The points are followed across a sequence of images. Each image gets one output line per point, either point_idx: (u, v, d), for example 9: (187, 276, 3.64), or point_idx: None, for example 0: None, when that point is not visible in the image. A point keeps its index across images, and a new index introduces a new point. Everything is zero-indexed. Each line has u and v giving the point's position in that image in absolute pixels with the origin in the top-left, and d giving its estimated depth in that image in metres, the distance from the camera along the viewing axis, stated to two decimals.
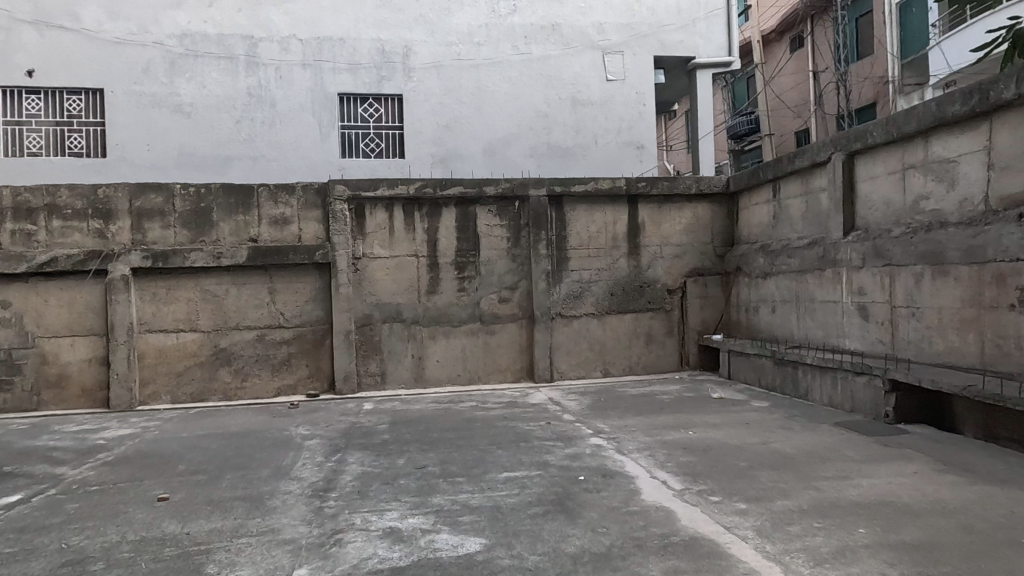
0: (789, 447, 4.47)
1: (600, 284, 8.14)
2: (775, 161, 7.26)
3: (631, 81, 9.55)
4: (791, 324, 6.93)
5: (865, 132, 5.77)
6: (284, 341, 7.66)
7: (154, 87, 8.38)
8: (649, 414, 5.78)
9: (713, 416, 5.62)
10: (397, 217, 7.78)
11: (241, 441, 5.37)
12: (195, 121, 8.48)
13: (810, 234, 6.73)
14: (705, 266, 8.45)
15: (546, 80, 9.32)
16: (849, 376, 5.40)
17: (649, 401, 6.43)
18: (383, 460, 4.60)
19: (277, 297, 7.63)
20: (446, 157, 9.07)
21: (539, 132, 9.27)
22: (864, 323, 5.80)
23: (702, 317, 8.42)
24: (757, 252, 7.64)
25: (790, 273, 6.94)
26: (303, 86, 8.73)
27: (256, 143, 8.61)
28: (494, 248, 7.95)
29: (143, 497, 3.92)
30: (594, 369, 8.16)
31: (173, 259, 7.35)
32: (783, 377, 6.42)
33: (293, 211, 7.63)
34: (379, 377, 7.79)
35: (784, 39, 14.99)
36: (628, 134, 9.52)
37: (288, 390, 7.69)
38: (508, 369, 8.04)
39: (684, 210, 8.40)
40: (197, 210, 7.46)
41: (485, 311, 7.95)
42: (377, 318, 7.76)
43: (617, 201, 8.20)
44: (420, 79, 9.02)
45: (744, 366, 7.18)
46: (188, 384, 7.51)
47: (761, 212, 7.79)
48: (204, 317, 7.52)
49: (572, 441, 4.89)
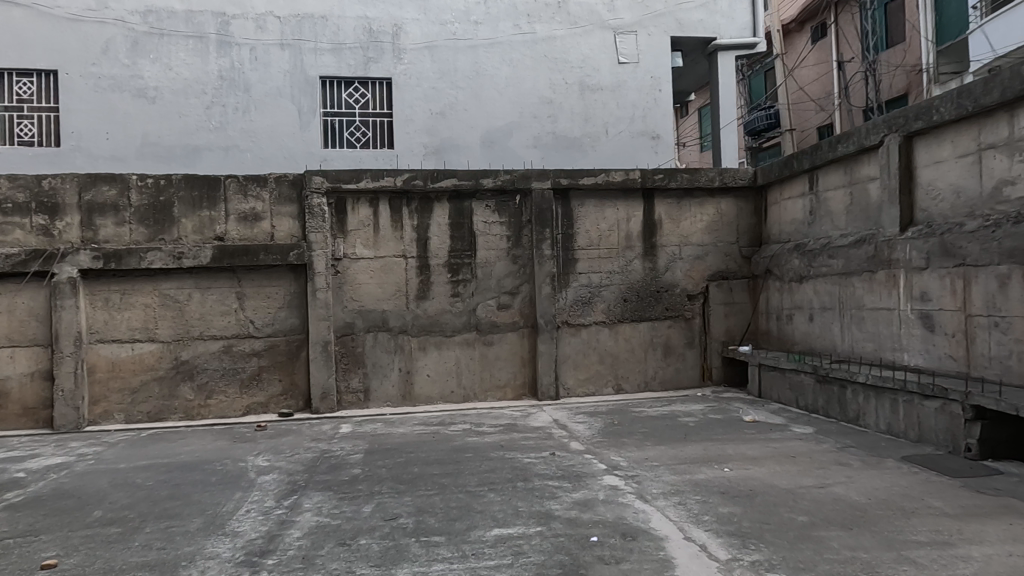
0: (854, 493, 3.54)
1: (612, 289, 7.24)
2: (812, 149, 6.36)
3: (646, 65, 8.65)
4: (834, 336, 6.01)
5: (929, 108, 4.85)
6: (254, 354, 6.77)
7: (114, 69, 7.52)
8: (672, 444, 4.87)
9: (750, 446, 4.69)
10: (383, 213, 6.90)
11: (185, 476, 4.49)
12: (160, 107, 7.62)
13: (857, 231, 5.81)
14: (730, 269, 7.53)
15: (551, 63, 8.43)
16: (916, 400, 4.48)
17: (670, 425, 5.52)
18: (345, 507, 3.69)
19: (246, 303, 6.75)
20: (440, 148, 8.20)
21: (544, 120, 8.38)
22: (928, 336, 4.87)
23: (727, 325, 7.48)
24: (791, 253, 6.71)
25: (832, 276, 6.02)
26: (281, 68, 7.87)
27: (227, 131, 7.74)
28: (493, 248, 7.06)
29: (23, 564, 3.02)
30: (605, 385, 7.24)
31: (128, 259, 6.47)
32: (826, 397, 5.48)
33: (265, 205, 6.76)
34: (362, 394, 6.89)
35: (805, 29, 14.06)
36: (642, 123, 8.62)
37: (259, 408, 6.80)
38: (508, 386, 7.13)
39: (706, 206, 7.48)
40: (155, 204, 6.58)
41: (483, 319, 7.05)
42: (360, 326, 6.87)
43: (631, 195, 7.30)
44: (412, 61, 8.16)
45: (778, 384, 6.25)
46: (145, 402, 6.62)
47: (795, 208, 6.86)
48: (163, 326, 6.64)
49: (581, 481, 3.98)
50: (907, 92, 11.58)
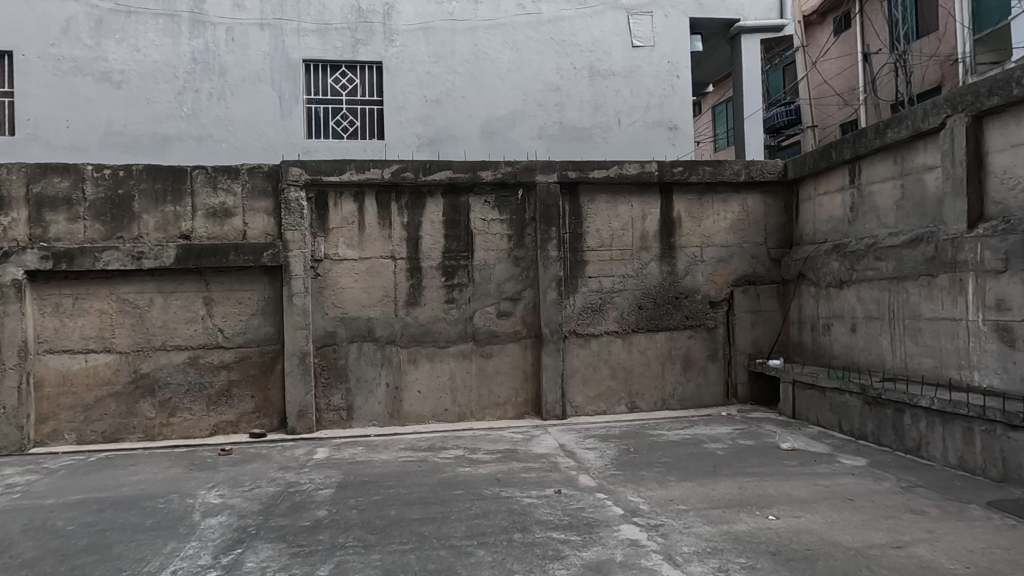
0: (945, 559, 2.75)
1: (626, 295, 6.47)
2: (854, 137, 5.59)
3: (662, 48, 7.90)
4: (883, 349, 5.23)
5: (1008, 81, 4.07)
6: (224, 366, 6.03)
7: (76, 50, 6.82)
8: (700, 479, 4.09)
9: (795, 484, 3.91)
10: (369, 208, 6.16)
11: (116, 519, 3.74)
12: (125, 93, 6.91)
13: (911, 229, 5.02)
14: (758, 273, 6.74)
15: (558, 46, 7.69)
16: (998, 431, 3.70)
17: (695, 454, 4.74)
18: (296, 569, 2.92)
19: (214, 310, 6.02)
20: (435, 138, 7.46)
21: (550, 108, 7.64)
22: (1006, 352, 4.09)
23: (754, 336, 6.68)
24: (828, 255, 5.94)
25: (881, 280, 5.23)
26: (260, 50, 7.17)
27: (200, 120, 7.04)
28: (492, 248, 6.31)
29: None
30: (617, 402, 6.46)
31: (81, 259, 5.74)
32: (878, 422, 4.69)
33: (237, 200, 6.03)
34: (344, 413, 6.13)
35: (827, 20, 13.28)
36: (658, 112, 7.86)
37: (228, 428, 6.04)
38: (508, 404, 6.35)
39: (731, 202, 6.70)
40: (112, 198, 5.85)
41: (480, 329, 6.29)
42: (343, 336, 6.12)
43: (647, 190, 6.53)
44: (405, 43, 7.44)
45: (816, 404, 5.46)
46: (99, 420, 5.87)
47: (833, 204, 6.08)
48: (121, 335, 5.91)
49: (592, 533, 3.21)
50: (940, 84, 10.76)
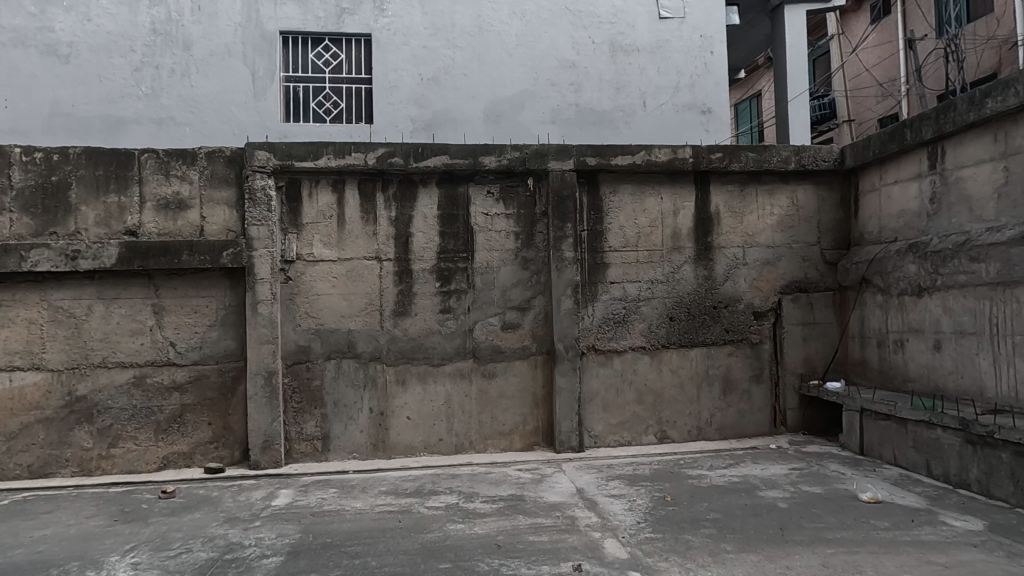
0: None
1: (654, 305, 5.46)
2: (937, 111, 4.57)
3: (694, 21, 6.91)
4: (984, 373, 4.20)
5: None
6: (176, 388, 5.06)
7: (16, 18, 5.99)
8: (767, 551, 3.06)
9: (902, 562, 2.88)
10: (350, 200, 5.18)
11: None
12: (74, 69, 6.08)
13: (1021, 221, 3.99)
14: (810, 279, 5.71)
15: (575, 17, 6.73)
16: None
17: (752, 507, 3.70)
18: None
19: (165, 320, 5.05)
20: (433, 122, 6.53)
21: (564, 89, 6.69)
22: None
23: (806, 354, 5.65)
24: (902, 256, 4.90)
25: (980, 287, 4.21)
26: (230, 21, 6.31)
27: (160, 100, 6.19)
28: (496, 247, 5.32)
29: None
30: (644, 430, 5.44)
31: (4, 258, 4.77)
32: (988, 469, 3.66)
33: (193, 189, 5.08)
34: (319, 443, 5.14)
35: (864, 7, 12.27)
36: (689, 94, 6.87)
37: (180, 461, 5.06)
38: (515, 434, 5.34)
39: (779, 196, 5.68)
40: (44, 186, 4.90)
41: (481, 344, 5.30)
42: (318, 352, 5.14)
43: (679, 181, 5.53)
44: (399, 13, 6.52)
45: (894, 439, 4.43)
46: (24, 452, 4.88)
47: (904, 195, 5.05)
48: (53, 349, 4.94)
49: None
50: (997, 71, 9.70)
